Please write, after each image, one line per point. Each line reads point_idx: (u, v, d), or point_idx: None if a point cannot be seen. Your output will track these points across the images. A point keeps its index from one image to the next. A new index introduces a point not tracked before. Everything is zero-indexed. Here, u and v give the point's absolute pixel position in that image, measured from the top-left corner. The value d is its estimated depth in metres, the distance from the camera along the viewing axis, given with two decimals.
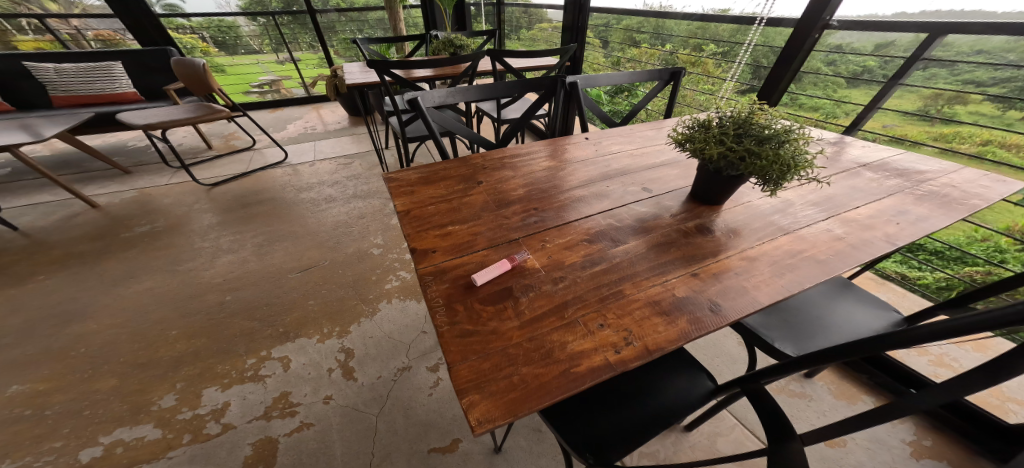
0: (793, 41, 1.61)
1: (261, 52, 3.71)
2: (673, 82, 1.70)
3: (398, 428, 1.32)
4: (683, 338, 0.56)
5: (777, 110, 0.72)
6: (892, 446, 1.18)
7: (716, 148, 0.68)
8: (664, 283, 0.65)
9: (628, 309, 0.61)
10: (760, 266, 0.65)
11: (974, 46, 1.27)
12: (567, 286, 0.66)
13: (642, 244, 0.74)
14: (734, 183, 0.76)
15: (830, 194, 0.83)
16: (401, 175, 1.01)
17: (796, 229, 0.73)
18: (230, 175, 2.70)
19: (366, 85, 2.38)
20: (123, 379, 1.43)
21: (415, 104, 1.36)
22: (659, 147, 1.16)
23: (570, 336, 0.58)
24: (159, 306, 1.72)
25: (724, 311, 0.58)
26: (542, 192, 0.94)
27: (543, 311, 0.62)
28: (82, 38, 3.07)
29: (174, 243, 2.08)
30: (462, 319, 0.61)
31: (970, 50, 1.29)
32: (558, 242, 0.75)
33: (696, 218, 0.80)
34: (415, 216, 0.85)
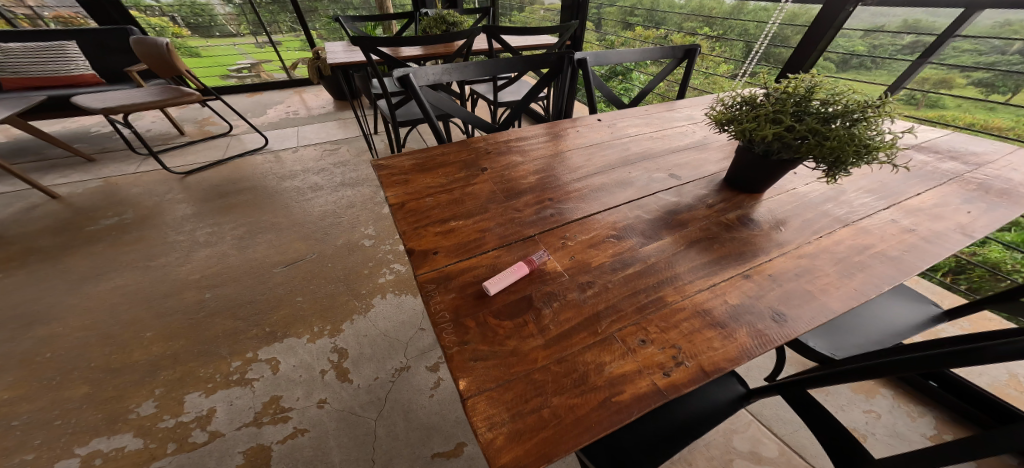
0: (820, 20, 1.43)
1: (238, 34, 3.39)
2: (687, 61, 1.57)
3: (399, 433, 1.23)
4: (745, 356, 0.47)
5: (843, 80, 0.60)
6: (911, 440, 1.14)
7: (770, 129, 0.57)
8: (713, 288, 0.54)
9: (673, 321, 0.51)
10: (824, 264, 0.55)
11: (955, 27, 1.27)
12: (597, 293, 0.55)
13: (680, 239, 0.63)
14: (783, 169, 0.65)
15: (882, 178, 0.74)
16: (392, 162, 0.88)
17: (856, 221, 0.63)
18: (205, 162, 2.51)
19: (350, 65, 2.19)
20: (96, 386, 1.30)
21: (407, 83, 1.21)
22: (679, 129, 1.05)
23: (607, 355, 0.49)
24: (132, 306, 1.57)
25: (791, 321, 0.48)
26: (556, 180, 0.82)
27: (572, 326, 0.52)
28: (37, 18, 2.78)
29: (144, 236, 1.92)
30: (475, 337, 0.50)
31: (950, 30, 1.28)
32: (581, 239, 0.65)
33: (736, 206, 0.69)
34: (411, 210, 0.72)
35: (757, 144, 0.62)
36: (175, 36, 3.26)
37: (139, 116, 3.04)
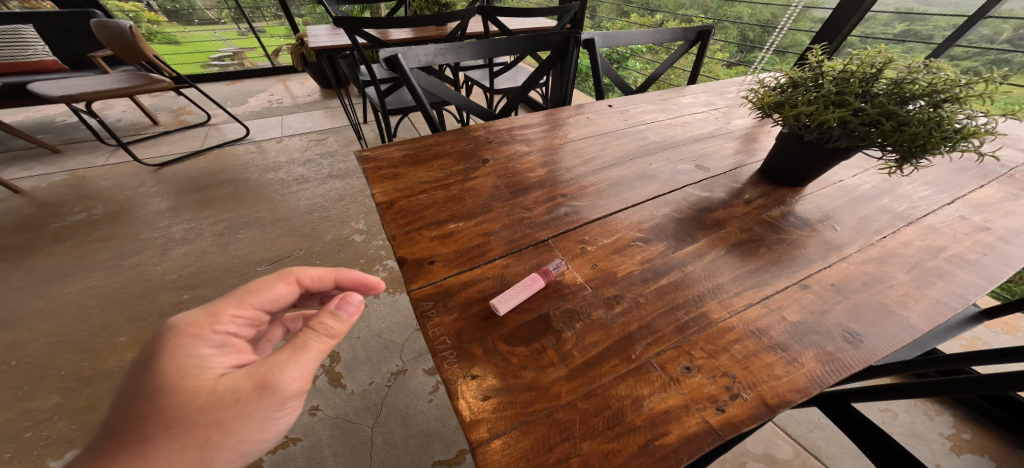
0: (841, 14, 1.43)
1: (220, 21, 3.23)
2: (700, 43, 1.47)
3: (397, 441, 1.15)
4: (815, 386, 0.38)
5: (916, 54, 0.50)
6: (929, 440, 1.08)
7: (833, 113, 0.48)
8: (766, 301, 0.46)
9: (723, 343, 0.43)
10: (894, 270, 0.47)
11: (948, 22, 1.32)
12: (627, 311, 0.47)
13: (719, 241, 0.54)
14: (835, 160, 0.56)
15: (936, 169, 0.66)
16: (379, 154, 0.77)
17: (919, 218, 0.55)
18: (181, 153, 2.35)
19: (335, 49, 2.03)
20: (66, 395, 1.18)
21: (397, 65, 1.08)
22: (697, 116, 0.96)
23: (646, 387, 0.40)
24: (104, 309, 1.44)
25: (868, 343, 0.40)
26: (568, 172, 0.72)
27: (599, 351, 0.43)
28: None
29: (115, 233, 1.77)
30: (483, 368, 0.41)
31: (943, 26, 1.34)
32: (603, 242, 0.55)
33: (778, 201, 0.61)
34: (402, 210, 0.62)
35: (811, 131, 0.53)
36: (151, 24, 3.02)
37: (109, 105, 2.85)
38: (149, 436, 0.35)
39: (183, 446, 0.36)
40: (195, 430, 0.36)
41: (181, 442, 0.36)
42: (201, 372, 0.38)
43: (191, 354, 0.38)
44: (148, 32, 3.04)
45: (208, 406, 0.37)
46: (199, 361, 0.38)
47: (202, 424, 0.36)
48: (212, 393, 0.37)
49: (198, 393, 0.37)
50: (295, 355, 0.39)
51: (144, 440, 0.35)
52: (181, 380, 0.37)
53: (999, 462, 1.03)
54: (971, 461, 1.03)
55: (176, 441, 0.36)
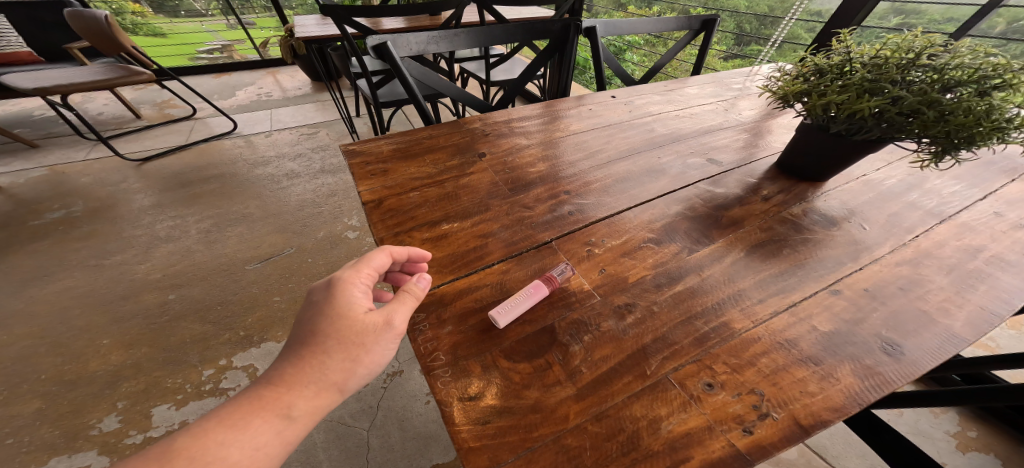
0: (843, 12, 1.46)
1: (208, 13, 3.07)
2: (704, 33, 1.41)
3: (394, 445, 1.10)
4: (854, 404, 0.34)
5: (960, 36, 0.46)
6: (935, 439, 1.05)
7: (869, 101, 0.43)
8: (794, 309, 0.41)
9: (748, 355, 0.38)
10: (931, 273, 0.43)
11: (945, 15, 1.35)
12: (640, 321, 0.42)
13: (737, 241, 0.50)
14: (861, 153, 0.52)
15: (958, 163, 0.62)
16: (368, 147, 0.72)
17: (952, 215, 0.51)
18: (165, 147, 2.27)
19: (324, 39, 1.95)
20: (49, 400, 1.11)
21: (388, 55, 1.02)
22: (705, 107, 0.91)
23: (664, 406, 0.35)
24: (83, 310, 1.36)
25: (910, 355, 0.36)
26: (570, 167, 0.68)
27: (610, 367, 0.39)
28: None
29: (95, 231, 1.70)
30: (482, 386, 0.37)
31: (942, 18, 1.36)
32: (611, 244, 0.51)
33: (799, 196, 0.56)
34: (390, 210, 0.57)
35: (839, 122, 0.48)
36: (135, 16, 2.88)
37: (90, 98, 2.74)
38: (316, 349, 0.37)
39: (338, 362, 0.37)
40: (347, 349, 0.37)
41: (339, 358, 0.37)
42: (350, 306, 0.39)
43: (345, 289, 0.40)
44: (133, 24, 2.89)
45: (353, 332, 0.38)
46: (350, 297, 0.40)
47: (352, 344, 0.38)
48: (357, 323, 0.38)
49: (348, 320, 0.38)
50: (408, 303, 0.40)
51: (315, 351, 0.37)
52: (340, 308, 0.39)
53: (1003, 460, 1.01)
54: (976, 460, 1.01)
55: (336, 356, 0.37)
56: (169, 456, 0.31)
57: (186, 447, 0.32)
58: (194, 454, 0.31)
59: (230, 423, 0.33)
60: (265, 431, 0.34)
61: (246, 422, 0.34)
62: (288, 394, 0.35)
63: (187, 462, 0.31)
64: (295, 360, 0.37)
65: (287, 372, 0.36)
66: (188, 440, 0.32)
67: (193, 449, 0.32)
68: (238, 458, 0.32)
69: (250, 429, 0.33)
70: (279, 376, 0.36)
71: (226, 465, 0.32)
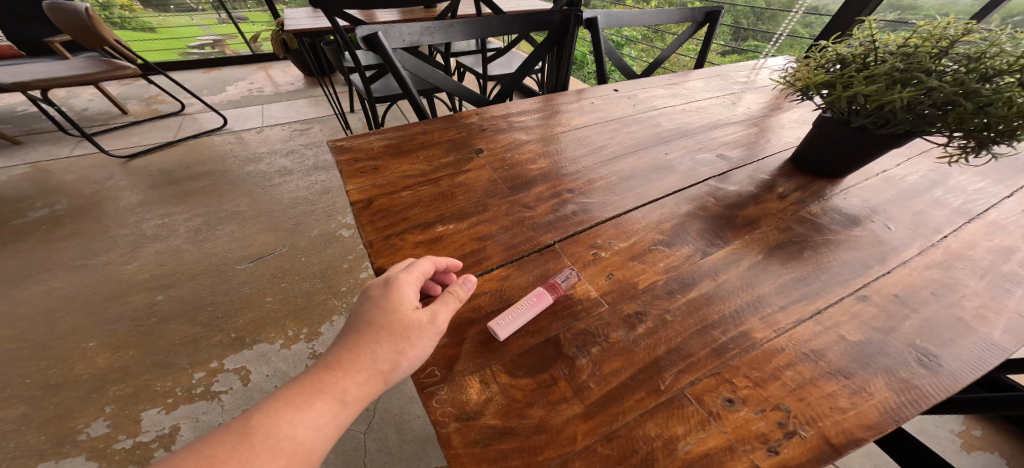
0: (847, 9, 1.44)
1: (197, 7, 2.96)
2: (707, 26, 1.38)
3: (392, 448, 1.07)
4: (890, 421, 0.31)
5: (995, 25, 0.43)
6: (939, 438, 1.01)
7: (901, 93, 0.41)
8: (819, 317, 0.38)
9: (771, 368, 0.35)
10: (965, 276, 0.41)
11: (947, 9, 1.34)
12: (652, 331, 0.39)
13: (754, 243, 0.47)
14: (885, 147, 0.49)
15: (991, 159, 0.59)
16: (358, 144, 0.68)
17: (980, 213, 0.48)
18: (153, 144, 2.21)
19: (316, 32, 1.89)
20: (34, 405, 1.04)
21: (380, 47, 0.97)
22: (711, 101, 0.87)
23: (681, 424, 0.32)
24: (66, 310, 1.29)
25: (948, 367, 0.34)
26: (573, 164, 0.64)
27: (621, 382, 0.35)
28: None
29: (79, 230, 1.63)
30: (481, 402, 0.33)
31: None
32: (619, 247, 0.48)
33: (816, 195, 0.54)
34: (381, 210, 0.53)
35: (863, 115, 0.46)
36: (123, 10, 2.75)
37: (74, 94, 2.65)
38: (372, 336, 0.35)
39: (390, 351, 0.34)
40: (399, 338, 0.35)
41: (390, 348, 0.34)
42: (403, 300, 0.37)
43: (399, 283, 0.39)
44: (120, 18, 2.76)
45: (405, 323, 0.36)
46: (403, 290, 0.38)
47: (406, 333, 0.35)
48: (410, 315, 0.36)
49: (399, 312, 0.36)
50: (449, 307, 0.38)
51: (371, 337, 0.35)
52: (395, 299, 0.37)
53: (1009, 458, 0.97)
54: (981, 459, 0.97)
55: (391, 343, 0.35)
56: (244, 434, 0.29)
57: (260, 424, 0.29)
58: (266, 432, 0.29)
59: (293, 402, 0.31)
60: (323, 414, 0.31)
61: (306, 404, 0.31)
62: (344, 378, 0.33)
63: (260, 439, 0.29)
64: (352, 345, 0.35)
65: (344, 356, 0.34)
66: (261, 417, 0.30)
67: (265, 426, 0.29)
68: (301, 439, 0.30)
69: (310, 411, 0.31)
70: (336, 360, 0.34)
71: (290, 445, 0.29)
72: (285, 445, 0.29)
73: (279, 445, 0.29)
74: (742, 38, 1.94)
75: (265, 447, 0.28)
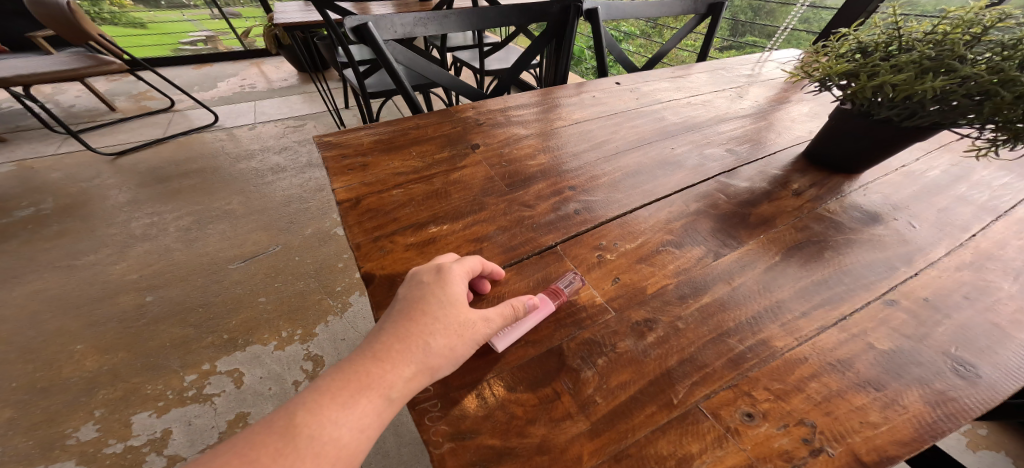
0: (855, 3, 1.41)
1: (189, 2, 2.87)
2: (710, 18, 1.34)
3: (389, 451, 1.02)
4: (928, 438, 0.28)
5: None
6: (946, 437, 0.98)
7: (931, 82, 0.39)
8: (844, 324, 0.36)
9: (793, 380, 0.32)
10: (997, 278, 0.38)
11: None
12: (663, 340, 0.35)
13: (771, 243, 0.45)
14: (907, 140, 0.48)
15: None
16: (347, 139, 0.64)
17: (1008, 211, 0.47)
18: (141, 141, 2.15)
19: (308, 25, 1.83)
20: (21, 410, 1.01)
21: (371, 40, 0.93)
22: (716, 94, 0.84)
23: (696, 442, 0.28)
24: (52, 313, 1.25)
25: (987, 378, 0.31)
26: (574, 159, 0.61)
27: (629, 396, 0.31)
28: None
29: (67, 230, 1.58)
30: (479, 419, 0.30)
31: None
32: (625, 249, 0.45)
33: (833, 191, 0.52)
34: (370, 210, 0.50)
35: (885, 107, 0.45)
36: (112, 5, 2.67)
37: (60, 90, 2.59)
38: (421, 327, 0.31)
39: (442, 346, 0.31)
40: (451, 334, 0.32)
41: (442, 343, 0.31)
42: (456, 293, 0.34)
43: (451, 275, 0.35)
44: (110, 13, 2.68)
45: (458, 317, 0.32)
46: (456, 282, 0.34)
47: (458, 329, 0.32)
48: (464, 312, 0.33)
49: (454, 305, 0.33)
50: (507, 317, 0.34)
51: (421, 328, 0.31)
52: (448, 290, 0.34)
53: (1016, 458, 0.92)
54: (987, 459, 0.92)
55: (442, 337, 0.31)
56: (287, 435, 0.26)
57: (303, 423, 0.26)
58: (311, 433, 0.26)
59: (338, 399, 0.27)
60: (369, 413, 0.28)
61: (352, 401, 0.27)
62: (393, 372, 0.29)
63: (304, 443, 0.25)
64: (400, 334, 0.31)
65: (390, 346, 0.30)
66: (305, 416, 0.26)
67: (309, 427, 0.26)
68: (345, 442, 0.27)
69: (356, 408, 0.27)
70: (381, 351, 0.30)
71: (335, 448, 0.26)
72: (329, 449, 0.26)
73: (324, 449, 0.26)
74: (740, 33, 1.91)
75: (310, 450, 0.25)
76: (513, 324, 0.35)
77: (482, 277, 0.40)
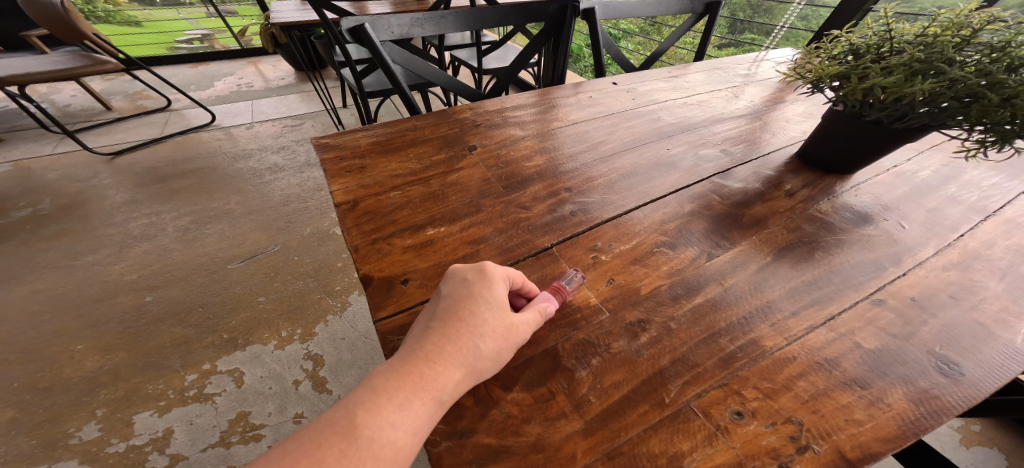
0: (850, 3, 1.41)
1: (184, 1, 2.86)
2: (708, 17, 1.34)
3: None
4: (910, 434, 0.29)
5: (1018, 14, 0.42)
6: (940, 433, 0.98)
7: (921, 85, 0.40)
8: (832, 323, 0.36)
9: (782, 378, 0.33)
10: (984, 278, 0.39)
11: None
12: (656, 340, 0.36)
13: (763, 243, 0.45)
14: (896, 141, 0.48)
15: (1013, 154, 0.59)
16: (344, 141, 0.65)
17: (996, 211, 0.48)
18: (138, 141, 2.15)
19: (304, 25, 1.82)
20: (22, 410, 1.01)
21: (367, 41, 0.92)
22: (713, 94, 0.84)
23: (686, 440, 0.29)
24: (53, 312, 1.25)
25: (970, 376, 0.32)
26: (571, 161, 0.61)
27: (623, 395, 0.32)
28: None
29: (65, 230, 1.58)
30: (477, 418, 0.31)
31: None
32: (620, 250, 0.46)
33: (826, 192, 0.53)
34: (368, 212, 0.50)
35: (876, 109, 0.46)
36: (107, 4, 2.62)
37: (55, 90, 2.58)
38: (471, 328, 0.31)
39: (489, 349, 0.31)
40: (498, 337, 0.32)
41: (491, 346, 0.31)
42: (500, 297, 0.34)
43: (494, 278, 0.35)
44: (104, 12, 2.63)
45: (504, 321, 0.33)
46: (499, 285, 0.35)
47: (503, 333, 0.32)
48: (508, 316, 0.33)
49: (499, 309, 0.33)
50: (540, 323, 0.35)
51: (470, 329, 0.31)
52: (493, 293, 0.34)
53: (1009, 454, 0.93)
54: (981, 455, 0.94)
55: (490, 340, 0.32)
56: (348, 434, 0.25)
57: (364, 424, 0.25)
58: (371, 434, 0.25)
59: (394, 399, 0.27)
60: (422, 416, 0.27)
61: (408, 402, 0.27)
62: (445, 373, 0.29)
63: (365, 444, 0.24)
64: (449, 335, 0.31)
65: (443, 346, 0.30)
66: (364, 416, 0.26)
67: (368, 428, 0.25)
68: (401, 445, 0.26)
69: (411, 410, 0.27)
70: (433, 352, 0.30)
71: (392, 452, 0.25)
72: (387, 452, 0.25)
73: (382, 451, 0.25)
74: (739, 31, 1.90)
75: (370, 452, 0.24)
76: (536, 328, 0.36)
77: (518, 294, 0.39)
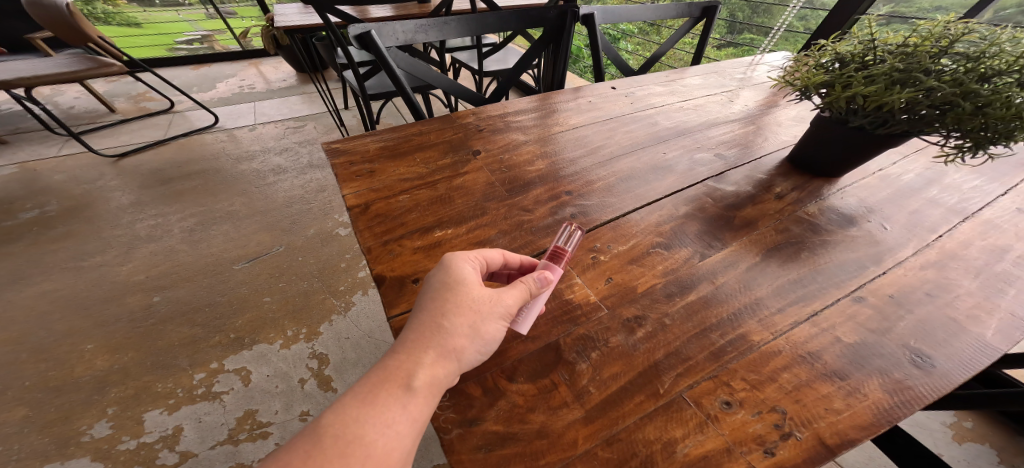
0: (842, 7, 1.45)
1: (185, 2, 2.86)
2: (704, 21, 1.37)
3: None
4: (884, 422, 0.31)
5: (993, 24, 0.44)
6: (932, 428, 1.01)
7: (901, 94, 0.42)
8: (816, 319, 0.39)
9: (768, 371, 0.35)
10: (959, 277, 0.42)
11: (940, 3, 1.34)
12: (651, 335, 0.39)
13: (753, 244, 0.48)
14: (881, 145, 0.51)
15: (991, 158, 0.62)
16: (352, 145, 0.67)
17: (974, 213, 0.50)
18: (141, 143, 2.18)
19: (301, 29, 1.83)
20: (35, 408, 1.04)
21: (371, 45, 0.93)
22: (708, 98, 0.87)
23: (680, 427, 0.32)
24: (63, 312, 1.28)
25: (941, 367, 0.34)
26: (571, 165, 0.64)
27: (620, 386, 0.35)
28: None
29: (72, 231, 1.61)
30: (484, 408, 0.33)
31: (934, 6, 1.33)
32: (618, 251, 0.48)
33: (814, 195, 0.55)
34: (378, 215, 0.53)
35: (860, 116, 0.48)
36: (107, 5, 2.66)
37: (60, 92, 2.61)
38: (434, 313, 0.35)
39: (458, 327, 0.34)
40: (465, 312, 0.35)
41: (460, 323, 0.34)
42: (464, 276, 0.37)
43: (458, 260, 0.38)
44: (104, 12, 2.67)
45: (471, 296, 0.36)
46: (461, 266, 0.38)
47: (470, 307, 0.35)
48: (475, 290, 0.36)
49: (463, 287, 0.36)
50: (526, 292, 0.38)
51: (433, 315, 0.34)
52: (456, 274, 0.37)
53: (999, 450, 0.96)
54: (973, 451, 0.96)
55: (456, 318, 0.34)
56: (315, 435, 0.29)
57: (329, 424, 0.29)
58: (336, 431, 0.29)
59: (363, 396, 0.31)
60: (392, 404, 0.30)
61: (375, 396, 0.30)
62: (410, 361, 0.32)
63: (331, 440, 0.28)
64: (415, 327, 0.34)
65: (408, 339, 0.33)
66: (331, 417, 0.30)
67: (337, 426, 0.29)
68: (372, 438, 0.29)
69: (377, 403, 0.30)
70: (403, 343, 0.33)
71: (363, 445, 0.28)
72: (355, 446, 0.28)
73: (349, 446, 0.28)
74: (738, 31, 1.90)
75: (336, 447, 0.28)
76: (537, 294, 0.39)
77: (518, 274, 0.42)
